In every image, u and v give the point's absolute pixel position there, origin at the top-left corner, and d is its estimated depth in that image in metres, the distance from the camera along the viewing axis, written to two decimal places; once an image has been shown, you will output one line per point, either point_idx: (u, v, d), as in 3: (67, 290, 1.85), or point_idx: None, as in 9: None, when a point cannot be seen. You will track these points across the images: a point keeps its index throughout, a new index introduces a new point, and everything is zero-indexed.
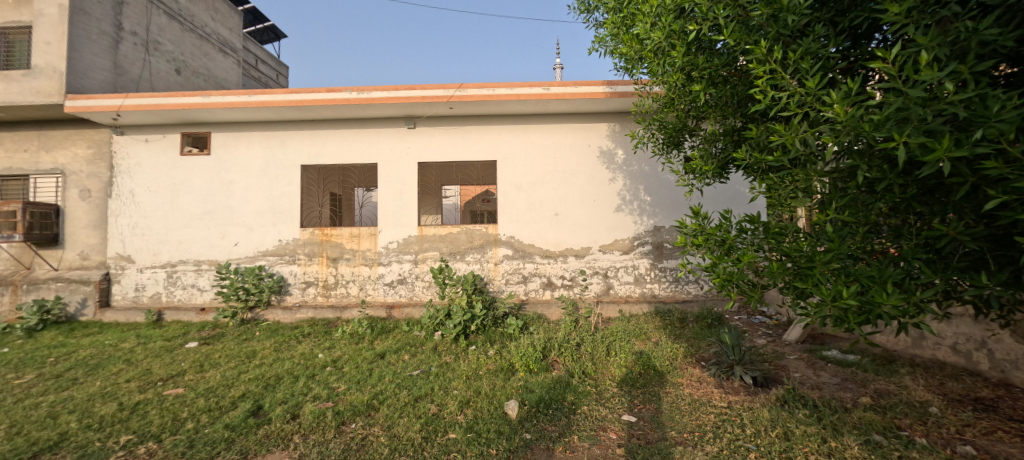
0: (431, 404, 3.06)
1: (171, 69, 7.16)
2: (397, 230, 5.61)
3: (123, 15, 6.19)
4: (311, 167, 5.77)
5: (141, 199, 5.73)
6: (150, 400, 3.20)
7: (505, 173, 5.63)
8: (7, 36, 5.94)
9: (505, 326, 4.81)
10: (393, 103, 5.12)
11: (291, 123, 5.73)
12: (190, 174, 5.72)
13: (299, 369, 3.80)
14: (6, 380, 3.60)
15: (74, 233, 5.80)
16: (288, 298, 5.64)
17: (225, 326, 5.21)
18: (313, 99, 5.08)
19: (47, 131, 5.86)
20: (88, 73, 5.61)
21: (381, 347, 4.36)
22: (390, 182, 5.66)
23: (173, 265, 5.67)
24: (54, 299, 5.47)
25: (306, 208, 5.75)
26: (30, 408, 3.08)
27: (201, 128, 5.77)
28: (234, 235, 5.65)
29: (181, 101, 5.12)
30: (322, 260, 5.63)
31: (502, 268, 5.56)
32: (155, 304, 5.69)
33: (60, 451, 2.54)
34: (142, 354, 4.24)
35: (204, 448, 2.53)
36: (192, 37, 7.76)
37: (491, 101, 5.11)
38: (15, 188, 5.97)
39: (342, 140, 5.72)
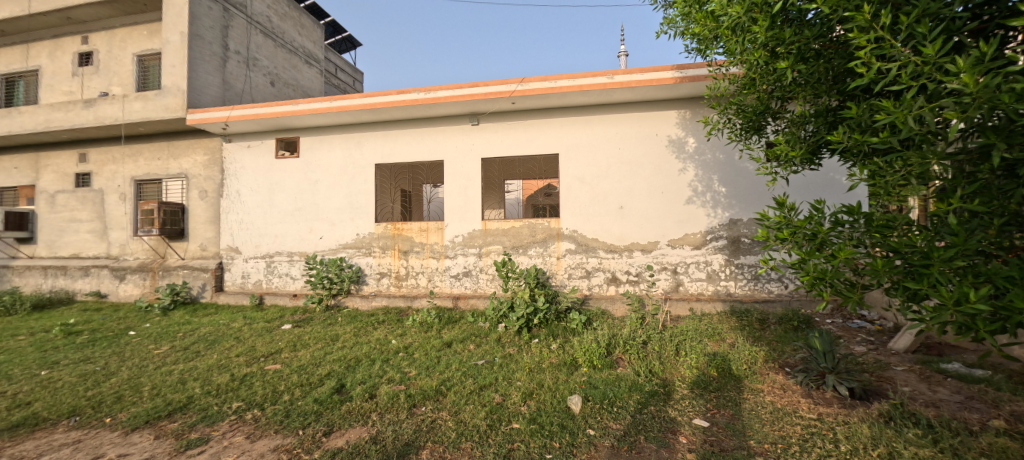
0: (495, 394, 3.14)
1: (267, 82, 8.06)
2: (462, 224, 5.80)
3: (228, 37, 7.07)
4: (384, 165, 6.17)
5: (244, 197, 6.53)
6: (255, 373, 3.67)
7: (566, 166, 5.56)
8: (143, 63, 7.07)
9: (568, 320, 4.78)
10: (457, 102, 5.29)
11: (365, 125, 6.16)
12: (282, 174, 6.41)
13: (375, 353, 4.11)
14: (149, 350, 4.37)
15: (196, 228, 6.81)
16: (365, 287, 6.11)
17: (313, 311, 5.80)
18: (385, 102, 5.42)
19: (175, 141, 6.92)
20: (203, 90, 6.50)
21: (448, 336, 4.57)
22: (455, 177, 5.86)
23: (271, 256, 6.41)
24: (183, 283, 6.48)
25: (379, 204, 6.16)
26: (166, 373, 3.69)
27: (290, 133, 6.41)
28: (320, 229, 6.23)
29: (274, 110, 5.74)
30: (394, 252, 6.02)
31: (565, 263, 5.51)
32: (257, 289, 6.49)
33: (187, 411, 3.01)
34: (248, 333, 4.87)
35: (299, 418, 2.84)
36: (284, 52, 8.64)
37: (554, 94, 5.05)
38: (152, 191, 7.14)
39: (411, 139, 6.03)
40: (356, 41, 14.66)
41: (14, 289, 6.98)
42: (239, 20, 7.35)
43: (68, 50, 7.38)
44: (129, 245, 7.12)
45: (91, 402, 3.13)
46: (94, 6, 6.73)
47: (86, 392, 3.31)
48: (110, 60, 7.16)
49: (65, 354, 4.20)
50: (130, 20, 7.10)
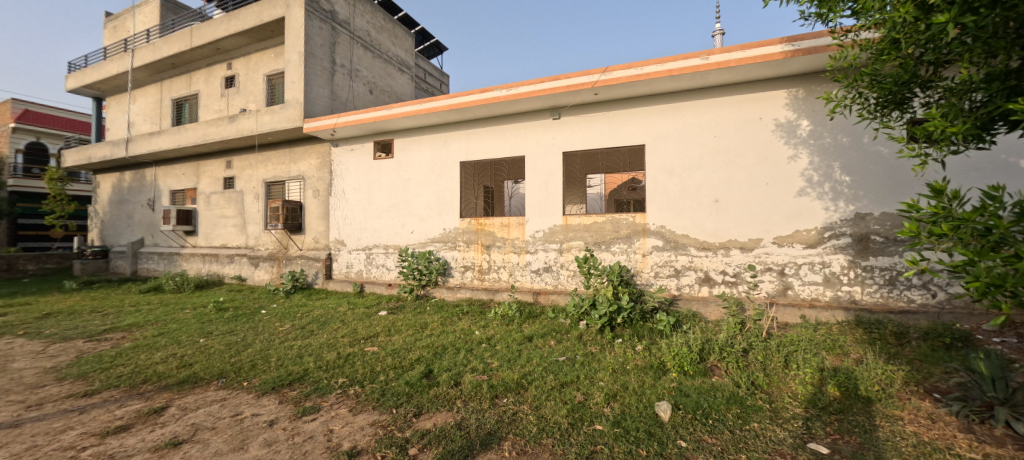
0: (576, 392, 3.08)
1: (366, 90, 8.91)
2: (543, 220, 5.82)
3: (335, 53, 7.95)
4: (468, 163, 6.42)
5: (348, 196, 7.32)
6: (357, 353, 4.09)
7: (653, 157, 5.25)
8: (271, 81, 8.30)
9: (654, 321, 4.51)
10: (538, 96, 5.30)
11: (451, 125, 6.49)
12: (380, 174, 7.05)
13: (460, 342, 4.32)
14: (276, 326, 5.14)
15: (311, 223, 7.82)
16: (451, 280, 6.45)
17: (405, 299, 6.30)
18: (470, 101, 5.64)
19: (295, 148, 8.02)
20: (316, 101, 7.41)
21: (529, 330, 4.61)
22: (536, 172, 5.89)
23: (371, 248, 7.10)
24: (301, 271, 7.51)
25: (464, 201, 6.42)
26: (289, 347, 4.31)
27: (386, 136, 7.02)
28: (411, 224, 6.73)
29: (372, 115, 6.32)
30: (478, 246, 6.25)
31: (652, 260, 5.21)
32: (358, 278, 7.24)
33: (304, 382, 3.46)
34: (351, 316, 5.47)
35: (393, 398, 3.09)
36: (380, 62, 9.45)
37: (640, 81, 4.79)
38: (277, 191, 8.36)
39: (493, 136, 6.20)
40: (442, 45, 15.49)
41: (184, 271, 8.75)
42: (344, 36, 8.22)
43: (218, 75, 8.95)
44: (261, 237, 8.44)
45: (234, 368, 3.78)
46: (235, 36, 8.06)
47: (230, 358, 4.00)
48: (247, 81, 8.53)
49: (216, 326, 5.14)
50: (261, 45, 8.36)
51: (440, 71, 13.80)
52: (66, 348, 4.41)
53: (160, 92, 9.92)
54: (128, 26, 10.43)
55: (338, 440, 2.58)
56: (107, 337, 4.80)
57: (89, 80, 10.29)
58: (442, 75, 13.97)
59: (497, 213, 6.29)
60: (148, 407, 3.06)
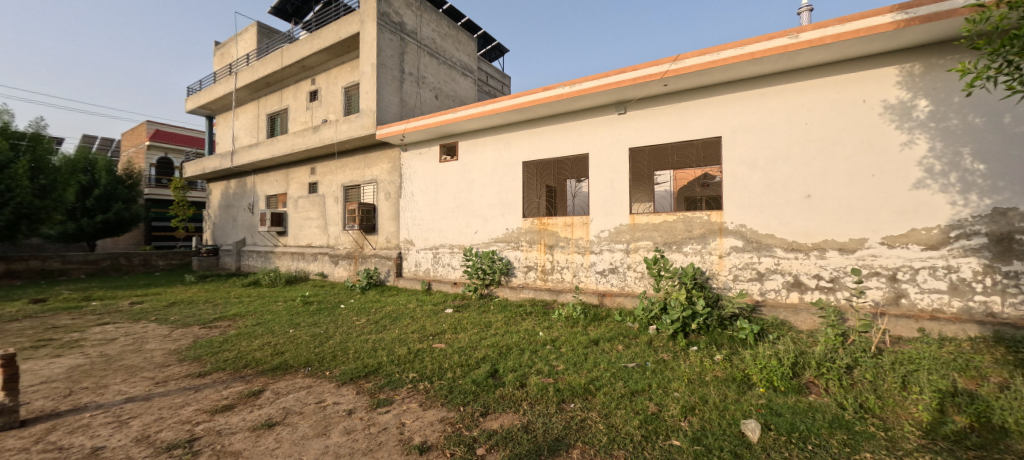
0: (649, 402, 2.91)
1: (432, 96, 9.32)
2: (608, 219, 5.64)
3: (404, 62, 8.42)
4: (530, 162, 6.44)
5: (416, 197, 7.70)
6: (426, 349, 4.25)
7: (731, 150, 4.86)
8: (348, 92, 9.02)
9: (734, 328, 4.14)
10: (603, 91, 5.16)
11: (514, 125, 6.56)
12: (445, 176, 7.32)
13: (524, 343, 4.30)
14: (354, 320, 5.54)
15: (383, 224, 8.35)
16: (514, 279, 6.50)
17: (470, 298, 6.47)
18: (532, 100, 5.66)
19: (369, 154, 8.64)
20: (387, 109, 7.91)
21: (595, 333, 4.48)
22: (600, 170, 5.75)
23: (437, 248, 7.40)
24: (375, 269, 8.03)
25: (526, 200, 6.43)
26: (365, 340, 4.61)
27: (451, 139, 7.28)
28: (475, 224, 6.90)
29: (439, 120, 6.60)
30: (540, 246, 6.23)
31: (730, 262, 4.81)
32: (426, 276, 7.57)
33: (378, 375, 3.67)
34: (420, 313, 5.73)
35: (460, 396, 3.16)
36: (445, 68, 9.83)
37: (716, 68, 4.46)
38: (353, 194, 9.05)
39: (555, 135, 6.17)
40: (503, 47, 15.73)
41: (276, 268, 9.81)
42: (411, 46, 8.68)
43: (304, 90, 9.94)
44: (340, 237, 9.20)
45: (318, 357, 4.12)
46: (318, 54, 8.87)
47: (315, 349, 4.37)
48: (328, 94, 9.36)
49: (303, 318, 5.66)
50: (340, 60, 9.12)
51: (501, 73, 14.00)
52: (186, 333, 5.13)
53: (257, 108, 11.25)
54: (233, 53, 11.97)
55: (409, 434, 2.68)
56: (217, 325, 5.51)
57: (203, 102, 11.98)
58: (503, 77, 14.16)
59: (559, 212, 6.22)
60: (248, 390, 3.43)
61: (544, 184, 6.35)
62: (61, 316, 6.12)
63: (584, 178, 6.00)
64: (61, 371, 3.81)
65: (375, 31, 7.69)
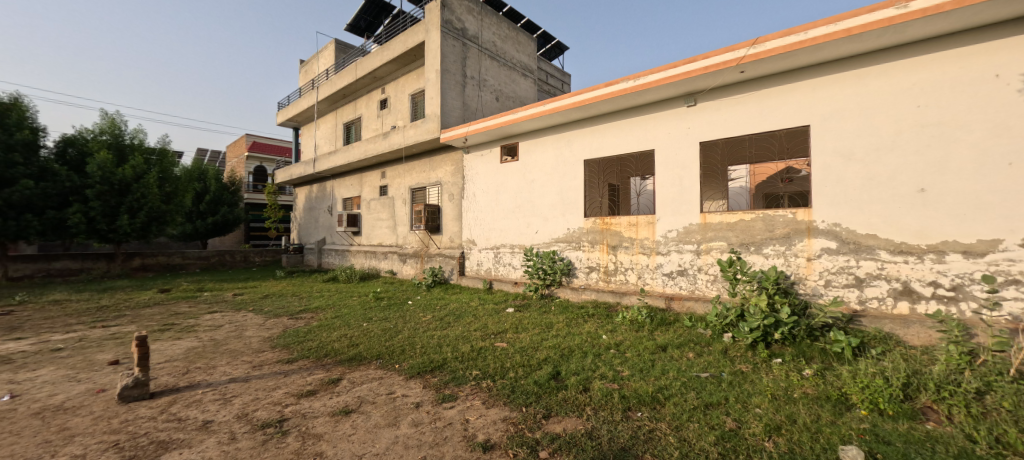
0: (726, 417, 2.69)
1: (493, 98, 9.51)
2: (676, 218, 5.36)
3: (466, 66, 8.70)
4: (592, 160, 6.34)
5: (478, 198, 7.93)
6: (489, 347, 4.32)
7: (821, 141, 4.39)
8: (415, 99, 9.53)
9: (827, 340, 3.71)
10: (671, 83, 4.95)
11: (575, 123, 6.51)
12: (506, 176, 7.45)
13: (587, 346, 4.21)
14: (421, 316, 5.81)
15: (447, 225, 8.69)
16: (575, 280, 6.43)
17: (531, 298, 6.50)
18: (594, 96, 5.58)
19: (434, 157, 9.05)
20: (450, 113, 8.23)
21: (662, 338, 4.26)
22: (668, 166, 5.49)
23: (498, 248, 7.54)
24: (440, 268, 8.35)
25: (588, 199, 6.33)
26: (431, 336, 4.81)
27: (511, 140, 7.41)
28: (536, 224, 6.93)
29: (500, 121, 6.76)
30: (603, 246, 6.09)
31: (820, 266, 4.33)
32: (487, 275, 7.75)
33: (443, 371, 3.79)
34: (482, 311, 5.86)
35: (522, 397, 3.16)
36: (505, 69, 9.98)
37: (803, 49, 4.06)
38: (419, 196, 9.54)
39: (618, 131, 6.01)
40: (561, 44, 15.56)
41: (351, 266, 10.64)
42: (473, 50, 8.94)
43: (375, 99, 10.69)
44: (407, 237, 9.73)
45: (388, 351, 4.36)
46: (387, 64, 9.47)
47: (386, 342, 4.64)
48: (397, 102, 9.96)
49: (375, 313, 6.06)
50: (406, 69, 9.66)
51: (559, 71, 13.87)
52: (277, 323, 5.74)
53: (335, 118, 12.31)
54: (315, 69, 13.20)
55: (473, 431, 2.72)
56: (303, 316, 6.10)
57: (290, 115, 13.38)
58: (561, 74, 14.01)
59: (623, 212, 6.04)
60: (328, 377, 3.73)
61: (606, 183, 6.21)
62: (180, 304, 7.17)
63: (649, 175, 5.77)
64: (182, 351, 4.44)
65: (439, 38, 8.04)
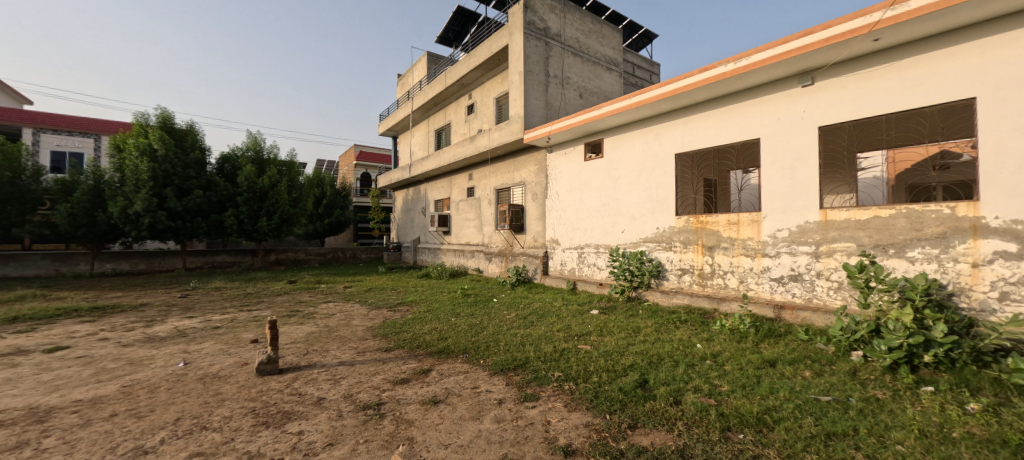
0: (854, 451, 2.28)
1: (577, 95, 9.42)
2: (788, 215, 4.78)
3: (549, 65, 8.76)
4: (684, 154, 5.98)
5: (562, 197, 8.06)
6: (571, 349, 4.26)
7: (991, 117, 3.54)
8: (500, 102, 9.91)
9: (1000, 367, 2.99)
10: (778, 62, 4.47)
11: (666, 115, 6.22)
12: (591, 174, 7.45)
13: (678, 354, 3.92)
14: (505, 314, 5.99)
15: (531, 224, 8.92)
16: (665, 283, 6.16)
17: (616, 300, 6.41)
18: (687, 85, 5.31)
19: (518, 158, 9.36)
20: (533, 113, 8.41)
21: (771, 352, 3.80)
22: (776, 156, 4.94)
23: (583, 248, 7.59)
24: (523, 266, 8.61)
25: (680, 196, 5.97)
26: (515, 335, 4.90)
27: (596, 137, 7.38)
28: (622, 223, 6.82)
29: (584, 118, 6.84)
30: (697, 247, 5.73)
31: (994, 275, 3.48)
32: (571, 275, 7.86)
33: (525, 369, 3.84)
34: (565, 312, 5.83)
35: (606, 403, 3.05)
36: (589, 65, 9.78)
37: (964, 4, 3.31)
38: (504, 196, 9.93)
39: (716, 120, 5.58)
40: (650, 33, 14.86)
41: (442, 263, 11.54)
42: (556, 48, 8.95)
43: (462, 105, 11.37)
44: (492, 236, 10.18)
45: (474, 346, 4.55)
46: (474, 71, 9.97)
47: (472, 338, 4.85)
48: (483, 106, 10.47)
49: (463, 308, 6.41)
50: (491, 73, 10.08)
51: (646, 61, 13.20)
52: (379, 314, 6.36)
53: (427, 125, 13.38)
54: (410, 81, 14.47)
55: (554, 433, 2.69)
56: (400, 309, 6.68)
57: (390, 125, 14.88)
58: (649, 65, 13.31)
59: (721, 209, 5.59)
60: (420, 368, 4.01)
61: (701, 178, 5.76)
62: (303, 293, 8.38)
63: (754, 168, 5.25)
64: (304, 335, 5.15)
65: (523, 40, 8.22)
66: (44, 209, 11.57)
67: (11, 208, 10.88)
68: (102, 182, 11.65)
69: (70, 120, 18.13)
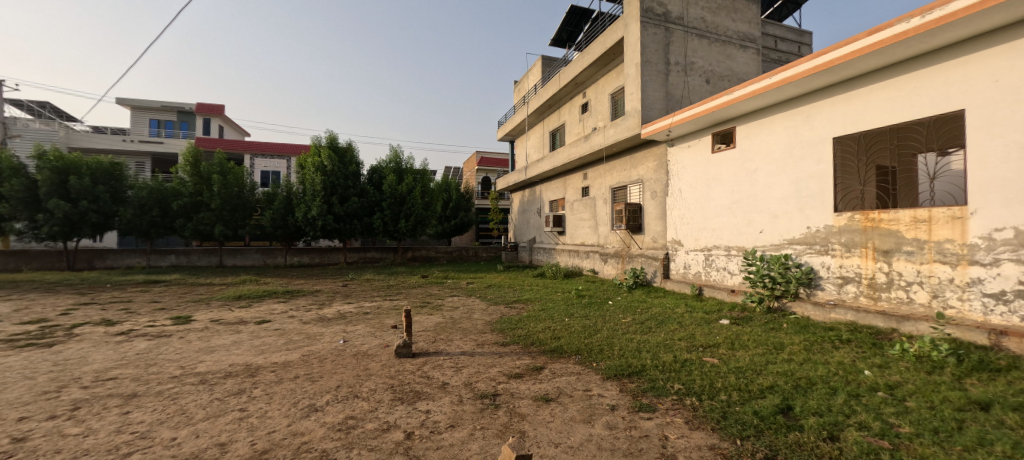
0: None
1: (703, 80, 8.60)
2: (1013, 210, 3.56)
3: (669, 52, 8.21)
4: (847, 137, 5.02)
5: (686, 194, 7.57)
6: (695, 361, 3.92)
7: None
8: (615, 97, 9.67)
9: None
10: (994, 7, 3.37)
11: (821, 92, 5.30)
12: (720, 167, 6.83)
13: (837, 381, 3.26)
14: (621, 317, 5.79)
15: (650, 224, 8.63)
16: (820, 293, 5.26)
17: (753, 310, 5.74)
18: (847, 54, 4.47)
19: (635, 155, 9.07)
20: (652, 106, 8.02)
21: (982, 391, 2.88)
22: (992, 132, 3.73)
23: (710, 250, 7.00)
24: (642, 269, 8.45)
25: (841, 188, 5.07)
26: (631, 340, 4.69)
27: (728, 126, 6.75)
28: (760, 222, 6.08)
29: (713, 105, 6.37)
30: (866, 251, 4.74)
31: None
32: (697, 280, 7.32)
33: (640, 378, 3.64)
34: (689, 320, 5.37)
35: (735, 427, 2.68)
36: (719, 45, 8.81)
37: None
38: (620, 195, 9.72)
39: (895, 92, 4.49)
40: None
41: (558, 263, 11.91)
42: (678, 33, 8.33)
43: (576, 104, 11.45)
44: (608, 237, 10.10)
45: (587, 348, 4.50)
46: (588, 69, 9.95)
47: (585, 340, 4.80)
48: (597, 104, 10.37)
49: (578, 309, 6.40)
50: (606, 69, 9.90)
51: (791, 31, 11.34)
52: (497, 309, 6.79)
53: (542, 127, 13.84)
54: (525, 86, 15.15)
55: (673, 451, 2.46)
56: (516, 306, 7.03)
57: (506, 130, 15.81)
58: (795, 34, 11.40)
59: (903, 204, 4.47)
60: (533, 365, 4.13)
61: (871, 164, 4.76)
62: (433, 286, 9.46)
63: (955, 148, 4.07)
64: (434, 324, 5.77)
65: (639, 30, 7.90)
66: (256, 215, 15.25)
67: (238, 215, 14.61)
68: (291, 193, 14.92)
69: (271, 145, 23.42)
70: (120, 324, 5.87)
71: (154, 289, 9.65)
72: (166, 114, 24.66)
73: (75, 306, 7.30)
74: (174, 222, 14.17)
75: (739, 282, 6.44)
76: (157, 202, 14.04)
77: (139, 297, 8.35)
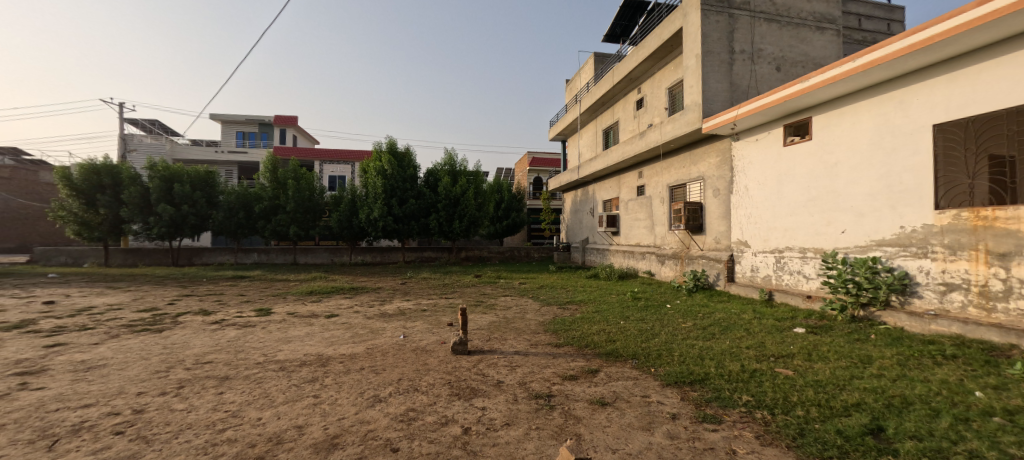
0: None
1: (773, 68, 7.94)
2: None
3: (734, 40, 7.68)
4: (951, 124, 4.37)
5: (753, 192, 7.07)
6: (765, 372, 3.65)
7: None
8: (673, 91, 9.24)
9: None
10: None
11: (920, 73, 4.66)
12: (794, 162, 6.31)
13: (939, 402, 2.87)
14: (680, 321, 5.53)
15: (711, 223, 8.16)
16: (917, 302, 4.68)
17: (833, 319, 5.18)
18: (948, 29, 3.92)
19: (695, 151, 8.61)
20: (714, 98, 7.57)
21: None
22: None
23: (781, 252, 6.51)
24: (703, 272, 8.05)
25: (943, 181, 4.42)
26: (693, 346, 4.46)
27: (803, 116, 6.21)
28: (842, 222, 5.55)
29: (784, 94, 5.92)
30: (976, 255, 4.12)
31: None
32: (766, 284, 6.82)
33: (704, 386, 3.46)
34: (757, 327, 5.01)
35: (814, 446, 2.44)
36: (792, 28, 8.09)
37: None
38: (678, 194, 9.29)
39: (1015, 68, 3.83)
40: None
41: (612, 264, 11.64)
42: (744, 18, 7.77)
43: (631, 100, 11.12)
44: (665, 237, 9.70)
45: (644, 353, 4.36)
46: (643, 63, 9.62)
47: (642, 344, 4.65)
48: (653, 99, 9.98)
49: (633, 312, 6.18)
50: (663, 62, 9.49)
51: (878, 8, 10.12)
52: (550, 310, 6.78)
53: (595, 125, 13.59)
54: (577, 84, 14.99)
55: None
56: (569, 307, 6.97)
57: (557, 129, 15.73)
58: (883, 11, 10.16)
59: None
60: (588, 367, 4.08)
61: (984, 154, 4.11)
62: (486, 285, 9.68)
63: None
64: (489, 323, 5.90)
65: (700, 18, 7.49)
66: (325, 217, 16.43)
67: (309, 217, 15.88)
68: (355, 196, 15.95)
69: (336, 151, 25.23)
70: (216, 314, 6.66)
71: (240, 283, 10.85)
72: (248, 125, 27.37)
73: (179, 297, 8.41)
74: (255, 223, 15.78)
75: (816, 288, 5.93)
76: (242, 205, 15.71)
77: (229, 290, 9.44)
